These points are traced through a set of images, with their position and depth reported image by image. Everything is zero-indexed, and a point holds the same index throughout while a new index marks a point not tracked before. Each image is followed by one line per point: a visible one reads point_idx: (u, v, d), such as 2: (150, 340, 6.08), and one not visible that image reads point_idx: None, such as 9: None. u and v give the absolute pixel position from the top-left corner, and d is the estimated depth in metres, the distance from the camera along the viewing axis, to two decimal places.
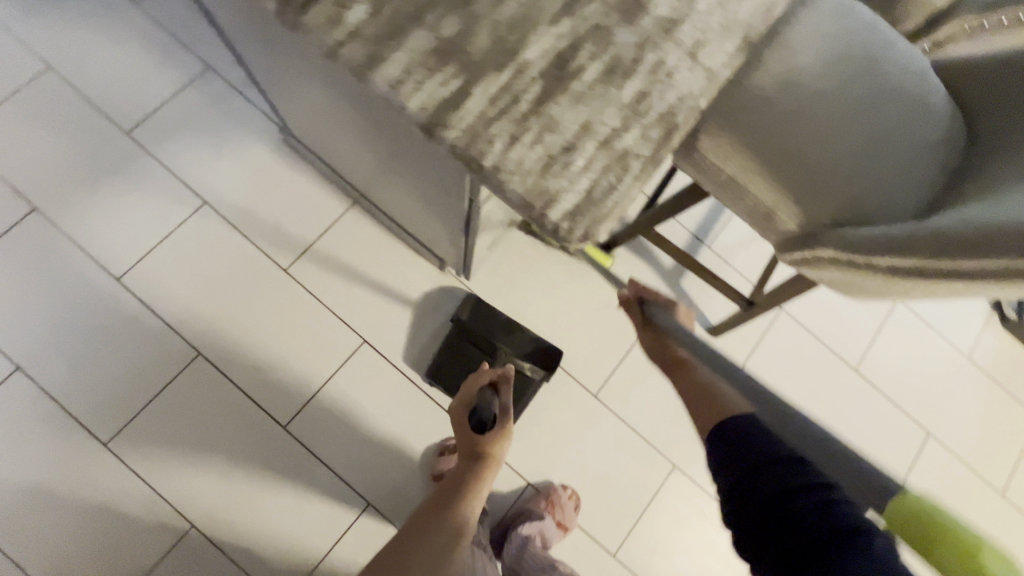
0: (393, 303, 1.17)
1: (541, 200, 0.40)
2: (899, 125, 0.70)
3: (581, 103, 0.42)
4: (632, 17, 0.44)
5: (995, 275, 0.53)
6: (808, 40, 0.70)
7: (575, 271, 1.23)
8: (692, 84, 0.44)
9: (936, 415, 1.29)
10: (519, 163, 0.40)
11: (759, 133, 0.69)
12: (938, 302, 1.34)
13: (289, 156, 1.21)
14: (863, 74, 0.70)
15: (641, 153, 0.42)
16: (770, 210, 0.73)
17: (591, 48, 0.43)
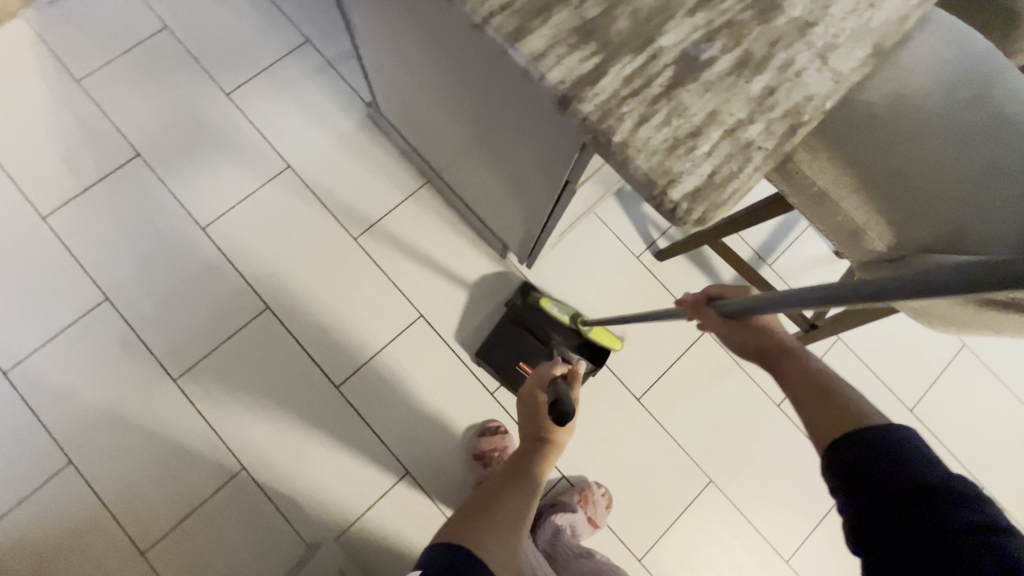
0: (452, 283, 1.21)
1: (664, 179, 0.41)
2: (1012, 157, 0.67)
3: (710, 92, 0.43)
4: (766, 14, 0.45)
5: None
6: (920, 63, 0.69)
7: (632, 274, 1.24)
8: (820, 85, 0.45)
9: (993, 470, 1.23)
10: (646, 142, 0.42)
11: (858, 151, 0.69)
12: (1010, 354, 1.28)
13: (371, 132, 1.27)
14: (976, 101, 0.69)
15: (764, 146, 0.43)
16: (859, 227, 0.73)
17: (724, 42, 0.44)
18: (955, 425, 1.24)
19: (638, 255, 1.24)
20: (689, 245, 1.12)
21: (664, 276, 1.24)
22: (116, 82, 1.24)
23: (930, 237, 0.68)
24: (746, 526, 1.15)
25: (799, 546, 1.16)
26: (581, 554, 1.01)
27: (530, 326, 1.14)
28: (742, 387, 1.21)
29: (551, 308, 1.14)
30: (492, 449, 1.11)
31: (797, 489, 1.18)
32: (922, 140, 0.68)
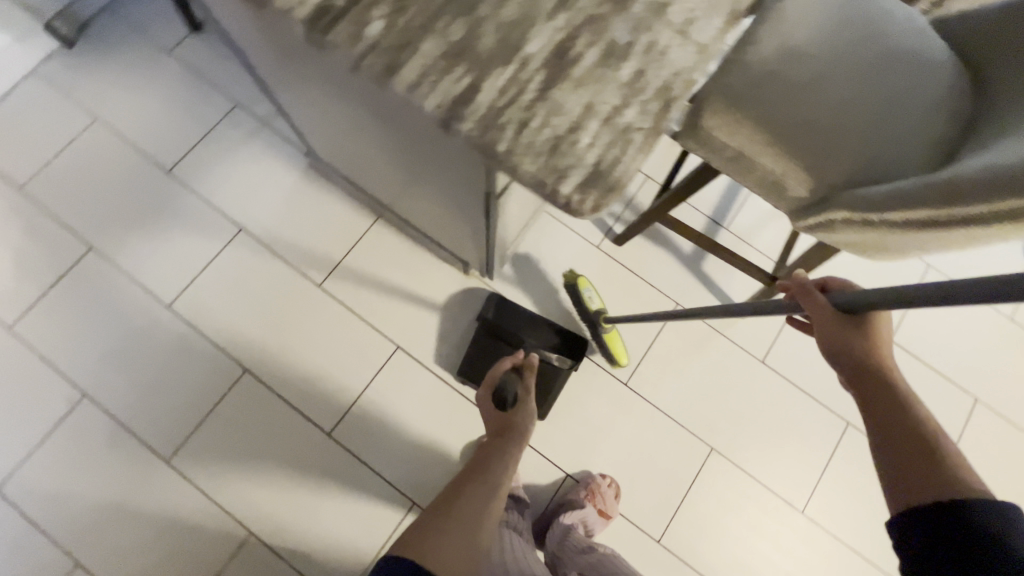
0: (422, 309, 1.22)
1: (552, 177, 0.44)
2: (905, 82, 0.70)
3: (582, 87, 0.45)
4: (622, 4, 0.48)
5: (995, 217, 0.52)
6: (799, 15, 0.73)
7: (596, 264, 1.26)
8: (685, 59, 0.47)
9: (982, 380, 1.26)
10: (530, 145, 0.44)
11: (761, 107, 0.71)
12: (973, 265, 1.31)
13: (316, 178, 1.28)
14: (861, 36, 0.71)
15: (641, 127, 0.45)
16: (781, 178, 0.74)
17: (587, 37, 0.47)
18: (935, 344, 1.27)
19: (597, 244, 1.27)
20: (643, 224, 1.15)
21: (627, 260, 1.26)
22: (58, 182, 1.25)
23: (847, 173, 0.69)
24: (755, 484, 1.16)
25: (811, 494, 1.17)
26: (585, 547, 0.97)
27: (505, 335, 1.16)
28: (724, 351, 1.23)
29: (585, 291, 1.17)
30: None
31: (797, 439, 1.19)
32: (818, 83, 0.70)
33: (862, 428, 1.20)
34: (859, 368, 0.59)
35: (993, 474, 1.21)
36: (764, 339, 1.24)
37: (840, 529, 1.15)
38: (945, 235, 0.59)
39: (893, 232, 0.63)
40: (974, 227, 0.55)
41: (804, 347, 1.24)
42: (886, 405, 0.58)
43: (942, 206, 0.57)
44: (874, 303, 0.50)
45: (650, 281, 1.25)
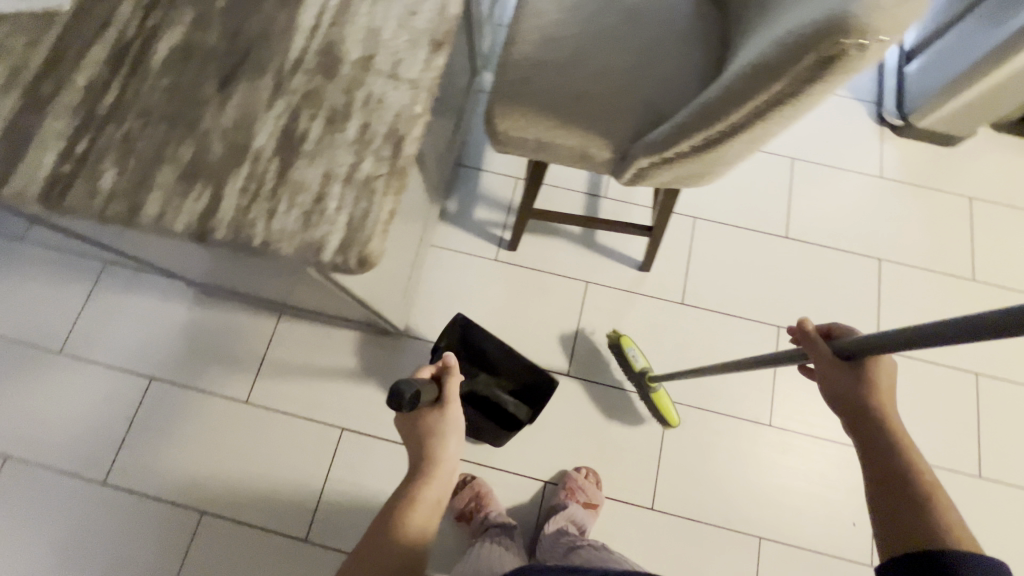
0: (353, 383, 1.22)
1: (312, 250, 0.46)
2: (652, 29, 0.77)
3: (315, 159, 0.48)
4: (332, 71, 0.51)
5: (759, 113, 0.59)
6: (543, 5, 0.78)
7: (500, 276, 1.29)
8: (403, 98, 0.50)
9: (878, 241, 1.33)
10: (283, 229, 0.46)
11: (539, 96, 0.75)
12: (828, 144, 1.42)
13: (208, 301, 1.28)
14: (601, 3, 0.78)
15: (380, 173, 0.48)
16: (583, 150, 0.76)
17: (308, 112, 0.50)
18: (826, 225, 1.35)
19: (495, 258, 1.30)
20: (522, 222, 1.19)
21: (527, 261, 1.30)
22: None
23: (636, 123, 0.74)
24: (719, 418, 1.20)
25: (771, 404, 1.21)
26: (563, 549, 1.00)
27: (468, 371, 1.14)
28: (645, 308, 1.27)
29: (630, 350, 1.17)
30: (468, 501, 1.11)
31: (740, 360, 1.24)
32: (580, 57, 0.75)
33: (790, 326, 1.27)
34: (855, 405, 0.67)
35: (923, 319, 1.27)
36: (676, 282, 1.29)
37: (810, 426, 1.20)
38: (728, 145, 0.65)
39: (692, 157, 0.69)
40: (745, 130, 0.62)
41: (714, 275, 1.30)
42: (879, 446, 0.65)
43: (714, 122, 0.63)
44: (877, 345, 0.56)
45: (555, 272, 1.29)
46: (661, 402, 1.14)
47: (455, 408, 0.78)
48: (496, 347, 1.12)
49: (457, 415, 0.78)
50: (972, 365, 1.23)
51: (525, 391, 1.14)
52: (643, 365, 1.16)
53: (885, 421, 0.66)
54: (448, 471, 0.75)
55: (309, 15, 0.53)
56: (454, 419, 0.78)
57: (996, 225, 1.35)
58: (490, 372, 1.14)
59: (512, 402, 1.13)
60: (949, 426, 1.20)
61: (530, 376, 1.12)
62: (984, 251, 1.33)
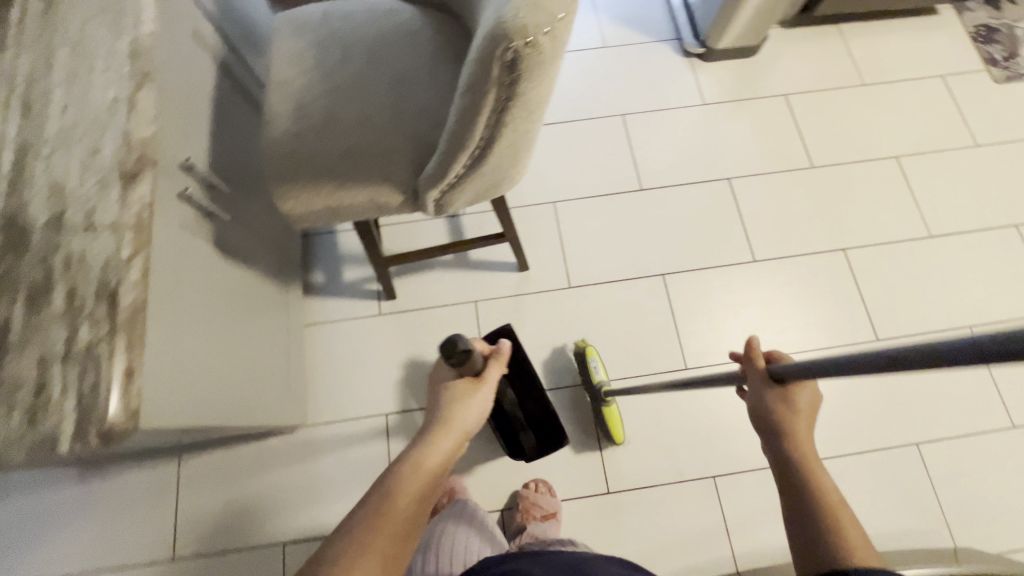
0: (280, 494, 1.12)
1: (45, 447, 0.41)
2: (399, 65, 0.76)
3: (24, 347, 0.44)
4: (21, 245, 0.47)
5: (496, 122, 0.59)
6: (287, 76, 0.77)
7: (390, 328, 1.26)
8: (108, 247, 0.47)
9: (722, 162, 1.40)
10: (5, 438, 0.42)
11: (310, 166, 0.73)
12: (648, 90, 1.47)
13: (91, 473, 1.14)
14: (343, 56, 0.77)
15: (100, 337, 0.44)
16: (375, 201, 0.75)
17: (6, 299, 0.45)
18: (672, 165, 1.40)
19: (378, 312, 1.27)
20: (383, 271, 1.16)
21: (410, 303, 1.27)
22: None
23: (413, 159, 0.73)
24: (640, 382, 1.22)
25: (681, 349, 1.25)
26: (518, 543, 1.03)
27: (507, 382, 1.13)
28: (538, 304, 1.28)
29: (591, 360, 1.17)
30: (441, 496, 1.11)
31: (640, 319, 1.27)
32: (337, 115, 0.74)
33: (673, 271, 1.31)
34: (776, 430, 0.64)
35: (784, 220, 1.35)
36: (557, 270, 1.31)
37: (721, 354, 1.24)
38: (494, 154, 0.65)
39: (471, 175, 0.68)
40: (496, 138, 0.61)
41: (590, 250, 1.32)
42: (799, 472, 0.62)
43: (466, 142, 0.63)
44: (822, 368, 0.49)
45: (441, 304, 1.27)
46: (611, 419, 1.14)
47: (488, 388, 0.75)
48: (535, 375, 1.14)
49: (488, 397, 0.75)
50: (836, 244, 1.33)
51: (544, 426, 1.12)
52: (601, 383, 1.15)
53: (805, 446, 0.63)
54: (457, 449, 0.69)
55: None
56: (482, 396, 0.74)
57: (814, 111, 1.45)
58: (525, 392, 1.13)
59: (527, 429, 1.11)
60: (837, 306, 1.27)
61: (552, 413, 1.12)
62: (813, 139, 1.43)
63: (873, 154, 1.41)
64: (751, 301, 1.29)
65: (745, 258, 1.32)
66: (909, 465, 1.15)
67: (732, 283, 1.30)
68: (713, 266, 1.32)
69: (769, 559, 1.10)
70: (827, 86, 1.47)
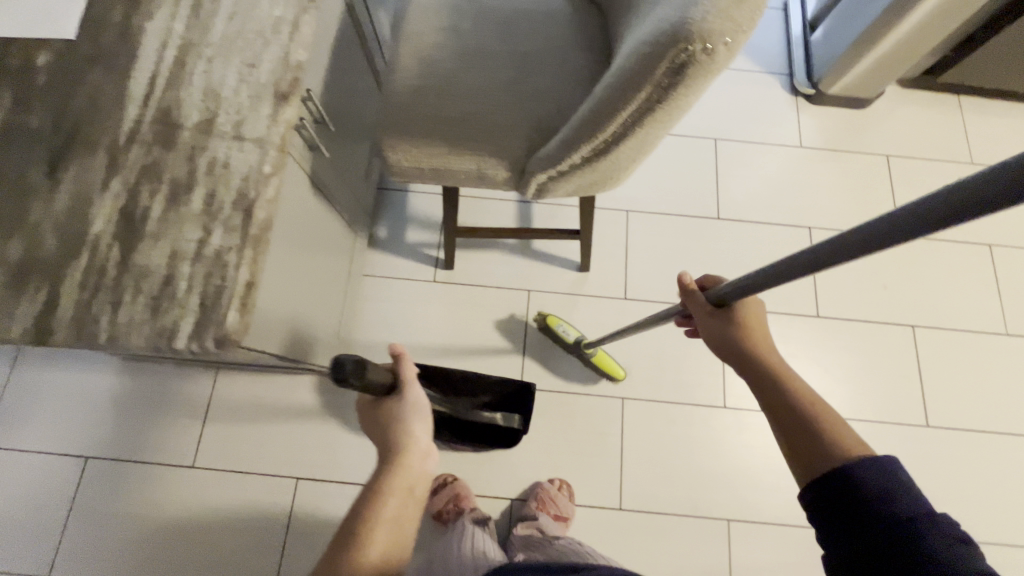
0: (306, 425, 1.18)
1: (164, 338, 0.42)
2: (533, 41, 0.76)
3: (159, 239, 0.45)
4: (169, 139, 0.48)
5: (636, 120, 0.58)
6: (421, 29, 0.77)
7: (440, 297, 1.26)
8: (250, 159, 0.47)
9: (806, 209, 1.36)
10: (130, 321, 0.43)
11: (427, 123, 0.73)
12: (746, 120, 1.43)
13: (139, 368, 1.21)
14: (480, 21, 0.77)
15: (230, 246, 0.45)
16: (481, 171, 0.74)
17: (148, 189, 0.46)
18: (754, 201, 1.37)
19: (432, 279, 1.27)
20: (451, 242, 1.15)
21: (464, 278, 1.28)
22: None
23: (530, 138, 0.72)
24: (676, 408, 1.20)
25: (724, 386, 1.22)
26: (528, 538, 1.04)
27: (448, 395, 1.15)
28: (589, 309, 1.27)
29: (559, 326, 1.19)
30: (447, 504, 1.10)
31: (687, 347, 1.25)
32: (462, 79, 0.74)
33: None
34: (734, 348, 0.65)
35: (857, 280, 1.31)
36: (616, 279, 1.29)
37: None
38: (617, 151, 0.64)
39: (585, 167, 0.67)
40: (628, 134, 0.60)
41: (652, 267, 1.30)
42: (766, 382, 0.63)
43: (594, 133, 0.61)
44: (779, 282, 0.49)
45: (496, 285, 1.27)
46: (599, 361, 1.18)
47: (415, 387, 0.67)
48: (449, 375, 1.15)
49: (417, 395, 0.66)
50: (904, 319, 1.28)
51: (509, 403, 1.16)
52: (574, 336, 1.18)
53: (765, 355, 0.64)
54: (420, 455, 0.64)
55: (142, 82, 0.50)
56: (416, 400, 0.66)
57: (914, 178, 1.39)
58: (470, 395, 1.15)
59: (501, 414, 1.14)
60: (891, 380, 1.24)
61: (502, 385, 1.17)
62: (906, 206, 1.37)
63: (967, 236, 1.35)
64: (803, 355, 1.25)
65: (808, 311, 1.29)
66: None
67: (789, 333, 1.27)
68: (773, 311, 1.28)
69: None
70: (933, 155, 1.41)
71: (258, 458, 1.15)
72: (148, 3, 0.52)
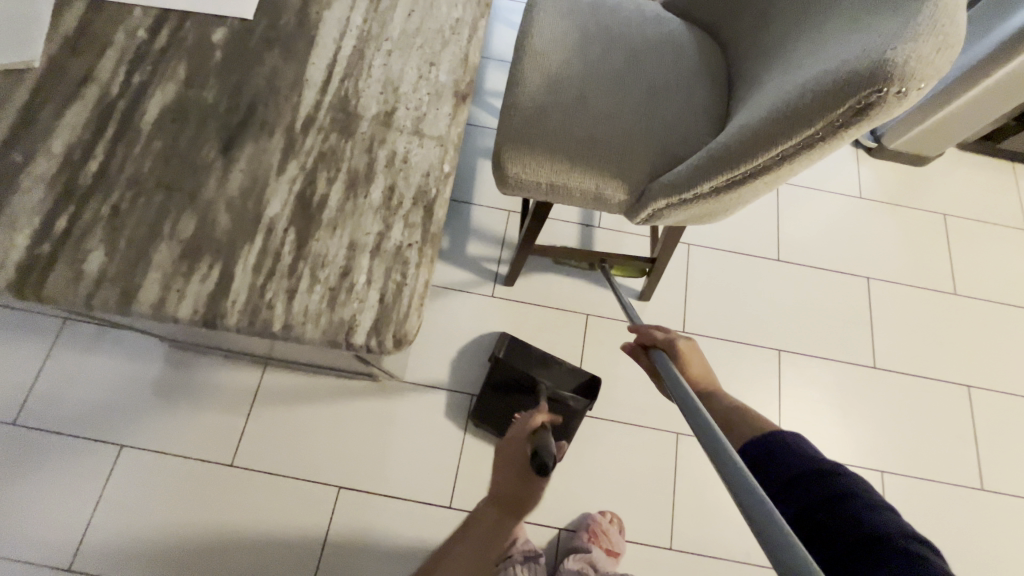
0: (353, 432, 1.14)
1: (340, 332, 0.40)
2: (659, 70, 0.76)
3: (337, 228, 0.43)
4: (349, 128, 0.47)
5: (787, 157, 0.58)
6: (548, 46, 0.77)
7: (498, 312, 1.24)
8: (431, 156, 0.46)
9: (864, 260, 1.37)
10: (305, 311, 0.41)
11: (551, 138, 0.72)
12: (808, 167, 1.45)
13: (185, 357, 1.17)
14: (607, 45, 0.77)
15: (412, 242, 0.43)
16: (597, 191, 0.73)
17: (326, 176, 0.45)
18: (813, 247, 1.37)
19: (491, 294, 1.26)
20: (521, 258, 1.14)
21: (524, 295, 1.26)
22: None
23: (652, 164, 0.72)
24: None
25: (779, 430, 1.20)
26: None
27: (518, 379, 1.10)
28: None
29: (569, 262, 1.25)
30: None
31: (744, 386, 1.23)
32: (589, 99, 0.74)
33: (790, 349, 1.27)
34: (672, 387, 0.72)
35: (914, 336, 1.30)
36: (675, 310, 1.28)
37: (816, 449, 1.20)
38: (754, 184, 0.63)
39: (712, 197, 0.67)
40: (773, 169, 0.60)
41: (712, 303, 1.29)
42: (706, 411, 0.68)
43: (738, 165, 0.61)
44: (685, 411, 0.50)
45: (555, 306, 1.26)
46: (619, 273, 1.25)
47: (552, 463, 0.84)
48: (528, 350, 1.13)
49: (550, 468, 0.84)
50: (960, 378, 1.27)
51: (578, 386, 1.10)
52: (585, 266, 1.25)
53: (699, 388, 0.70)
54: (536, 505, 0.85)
55: (320, 68, 0.49)
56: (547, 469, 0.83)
57: (971, 239, 1.40)
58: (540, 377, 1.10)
59: (570, 394, 1.07)
60: (946, 439, 1.22)
61: (573, 368, 1.11)
62: (963, 266, 1.38)
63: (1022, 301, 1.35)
64: (859, 406, 1.24)
65: (864, 361, 1.28)
66: None
67: (846, 381, 1.26)
68: (830, 358, 1.27)
69: None
70: (989, 218, 1.43)
71: (300, 462, 1.11)
72: None
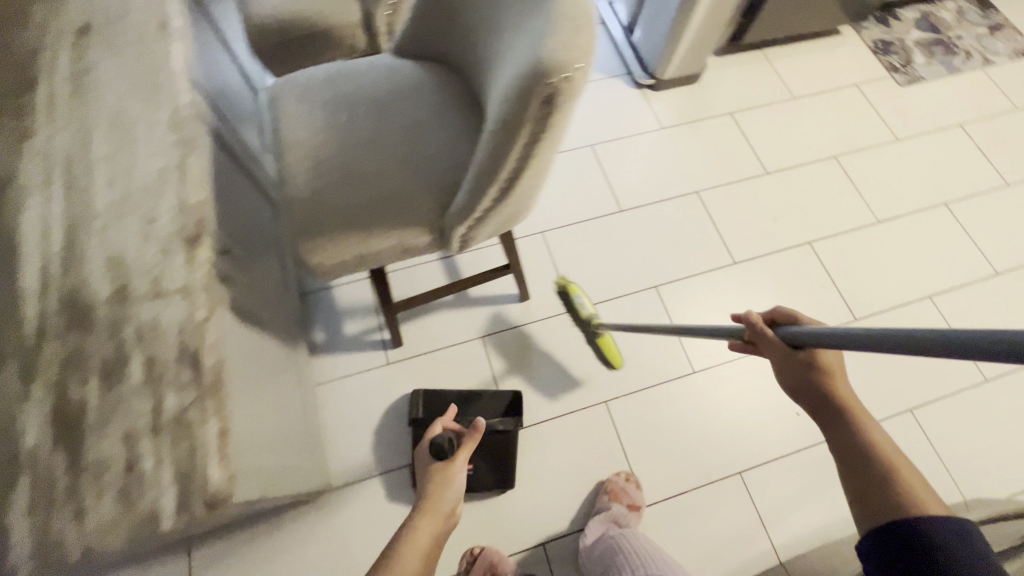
0: (311, 564, 1.07)
1: (148, 523, 0.40)
2: (407, 111, 0.81)
3: (107, 425, 0.42)
4: (84, 321, 0.46)
5: (529, 153, 0.63)
6: (298, 132, 0.79)
7: (400, 376, 1.23)
8: (179, 311, 0.47)
9: (689, 178, 1.52)
10: (102, 523, 0.40)
11: (336, 216, 0.74)
12: (611, 121, 1.59)
13: None
14: (352, 108, 0.81)
15: (189, 402, 0.44)
16: (403, 242, 0.76)
17: (76, 378, 0.44)
18: (644, 185, 1.50)
19: (386, 362, 1.24)
20: (393, 319, 1.15)
21: (418, 348, 1.26)
22: None
23: (437, 199, 0.76)
24: (656, 390, 1.25)
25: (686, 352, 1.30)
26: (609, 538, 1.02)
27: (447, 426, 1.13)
28: (545, 331, 1.30)
29: (576, 297, 1.27)
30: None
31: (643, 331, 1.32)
32: (355, 164, 0.77)
33: (664, 281, 1.38)
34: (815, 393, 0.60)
35: (755, 220, 1.47)
36: (556, 295, 1.34)
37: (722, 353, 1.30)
38: (521, 185, 0.69)
39: (496, 208, 0.71)
40: (524, 168, 0.65)
41: (587, 274, 1.37)
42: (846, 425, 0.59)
43: (495, 178, 0.66)
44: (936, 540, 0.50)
45: (450, 344, 1.27)
46: (604, 343, 1.24)
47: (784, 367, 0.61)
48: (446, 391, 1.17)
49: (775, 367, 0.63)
50: (801, 239, 1.45)
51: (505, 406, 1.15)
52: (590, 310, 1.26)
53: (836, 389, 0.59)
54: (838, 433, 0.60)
55: (31, 275, 0.47)
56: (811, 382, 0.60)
57: (760, 124, 1.61)
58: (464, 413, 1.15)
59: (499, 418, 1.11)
60: (815, 293, 1.39)
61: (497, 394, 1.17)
62: (763, 148, 1.57)
63: (819, 155, 1.57)
64: (741, 301, 1.37)
65: (727, 262, 1.42)
66: (904, 425, 1.24)
67: (721, 286, 1.39)
68: (700, 273, 1.40)
69: (807, 543, 1.14)
70: (766, 101, 1.65)
71: None
72: (16, 196, 0.50)
